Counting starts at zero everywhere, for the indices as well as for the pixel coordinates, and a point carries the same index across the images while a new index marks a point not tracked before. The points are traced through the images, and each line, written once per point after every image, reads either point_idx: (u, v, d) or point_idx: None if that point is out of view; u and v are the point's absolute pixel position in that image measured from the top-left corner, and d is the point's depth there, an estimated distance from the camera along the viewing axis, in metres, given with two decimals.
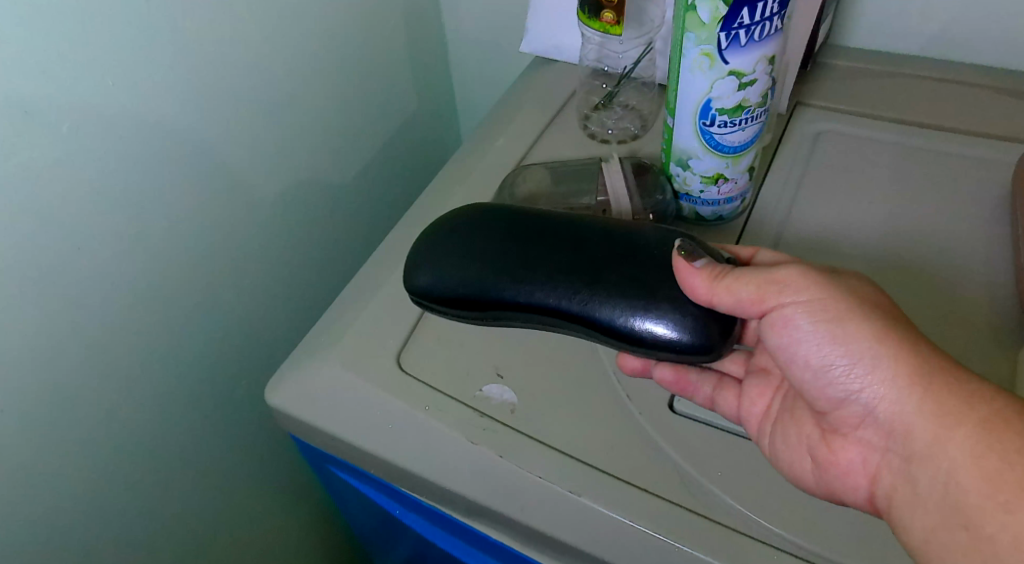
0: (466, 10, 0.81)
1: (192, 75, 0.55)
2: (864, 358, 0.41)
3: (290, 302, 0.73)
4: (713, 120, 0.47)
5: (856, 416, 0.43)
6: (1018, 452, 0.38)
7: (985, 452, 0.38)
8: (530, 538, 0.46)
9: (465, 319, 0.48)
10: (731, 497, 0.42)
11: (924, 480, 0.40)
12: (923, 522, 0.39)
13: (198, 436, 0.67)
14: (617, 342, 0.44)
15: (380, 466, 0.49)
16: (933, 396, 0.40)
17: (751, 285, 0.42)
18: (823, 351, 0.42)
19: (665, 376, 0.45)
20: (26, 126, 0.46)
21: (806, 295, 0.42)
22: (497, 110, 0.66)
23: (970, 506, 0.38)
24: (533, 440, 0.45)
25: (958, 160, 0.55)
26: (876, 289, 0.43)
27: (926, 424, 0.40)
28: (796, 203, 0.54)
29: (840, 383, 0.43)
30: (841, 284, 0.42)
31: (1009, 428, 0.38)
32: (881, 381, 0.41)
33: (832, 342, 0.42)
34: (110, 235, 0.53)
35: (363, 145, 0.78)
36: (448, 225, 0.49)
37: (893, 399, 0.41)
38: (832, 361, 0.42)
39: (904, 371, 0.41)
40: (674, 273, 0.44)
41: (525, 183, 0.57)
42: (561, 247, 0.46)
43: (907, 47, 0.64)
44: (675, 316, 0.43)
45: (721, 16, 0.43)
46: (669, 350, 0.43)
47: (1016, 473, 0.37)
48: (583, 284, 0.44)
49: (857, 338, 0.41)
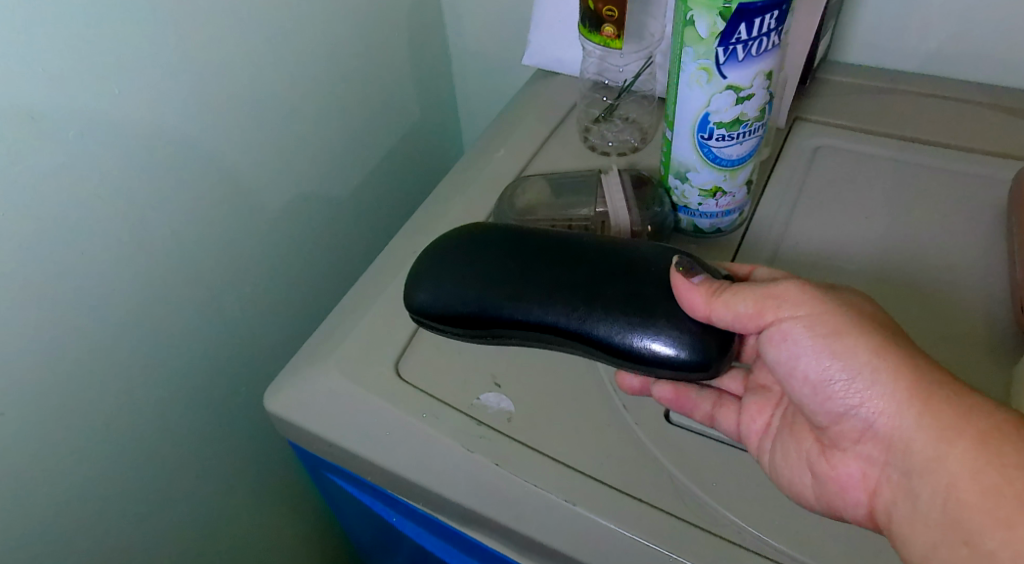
0: (470, 22, 0.82)
1: (196, 84, 0.56)
2: (863, 373, 0.41)
3: (291, 308, 0.73)
4: (711, 134, 0.48)
5: (855, 431, 0.43)
6: (1017, 467, 0.37)
7: (983, 466, 0.38)
8: (522, 546, 0.46)
9: (461, 337, 0.48)
10: (726, 507, 0.42)
11: (924, 494, 0.40)
12: (924, 538, 0.39)
13: (198, 442, 0.67)
14: (616, 360, 0.44)
15: (375, 473, 0.49)
16: (931, 411, 0.40)
17: (749, 300, 0.43)
18: (821, 365, 0.43)
19: (665, 394, 0.45)
20: (33, 132, 0.47)
21: (804, 310, 0.43)
22: (498, 122, 0.66)
23: (970, 521, 0.38)
24: (527, 449, 0.45)
25: (955, 176, 0.56)
26: (872, 303, 0.43)
27: (925, 439, 0.40)
28: (794, 216, 0.54)
29: (839, 398, 0.43)
30: (837, 298, 0.43)
31: (1008, 443, 0.38)
32: (879, 395, 0.41)
33: (830, 357, 0.42)
34: (112, 240, 0.54)
35: (366, 155, 0.78)
36: (445, 243, 0.49)
37: (892, 414, 0.41)
38: (831, 376, 0.42)
39: (903, 385, 0.41)
40: (671, 290, 0.44)
41: (524, 194, 0.57)
42: (559, 264, 0.46)
43: (905, 64, 0.65)
44: (672, 333, 0.43)
45: (718, 31, 0.43)
46: (666, 367, 0.43)
47: (1016, 488, 0.37)
48: (581, 302, 0.45)
49: (856, 353, 0.41)
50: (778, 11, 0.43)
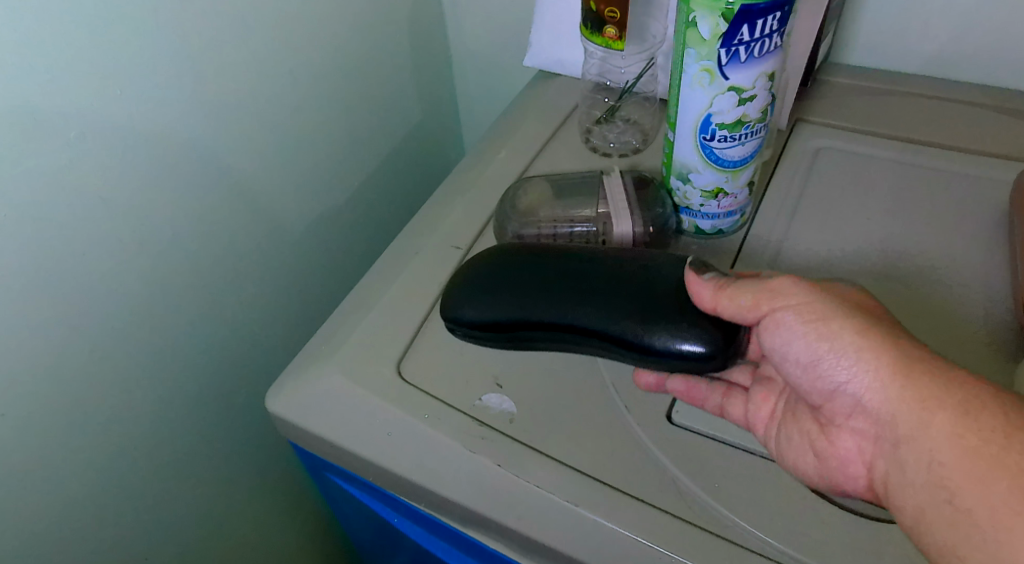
0: (471, 24, 0.82)
1: (197, 84, 0.56)
2: (848, 349, 0.42)
3: (292, 309, 0.73)
4: (713, 135, 0.48)
5: (846, 407, 0.43)
6: (996, 429, 0.38)
7: (965, 431, 0.38)
8: (524, 547, 0.46)
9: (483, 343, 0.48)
10: (727, 507, 0.42)
11: (911, 463, 0.40)
12: (916, 502, 0.39)
13: (199, 443, 0.67)
14: (633, 357, 0.45)
15: (377, 474, 0.49)
16: (913, 380, 0.40)
17: (749, 295, 0.43)
18: (810, 346, 0.43)
19: (677, 387, 0.46)
20: (34, 132, 0.47)
21: (796, 297, 0.43)
22: (500, 123, 0.66)
23: (954, 484, 0.38)
24: (530, 449, 0.45)
25: (956, 177, 0.56)
26: (859, 292, 0.44)
27: (908, 408, 0.40)
28: (795, 217, 0.54)
29: (828, 376, 0.43)
30: (824, 285, 0.44)
31: (987, 409, 0.38)
32: (864, 369, 0.41)
33: (816, 337, 0.43)
34: (114, 240, 0.54)
35: (367, 156, 0.78)
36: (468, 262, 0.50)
37: (877, 387, 0.41)
38: (819, 355, 0.43)
39: (886, 360, 0.41)
40: (683, 286, 0.45)
41: (526, 195, 0.56)
42: (574, 269, 0.47)
43: (907, 65, 0.65)
44: (684, 328, 0.44)
45: (720, 32, 0.43)
46: (681, 359, 0.43)
47: (997, 449, 0.37)
48: (597, 301, 0.45)
49: (840, 331, 0.42)
50: (781, 12, 0.43)
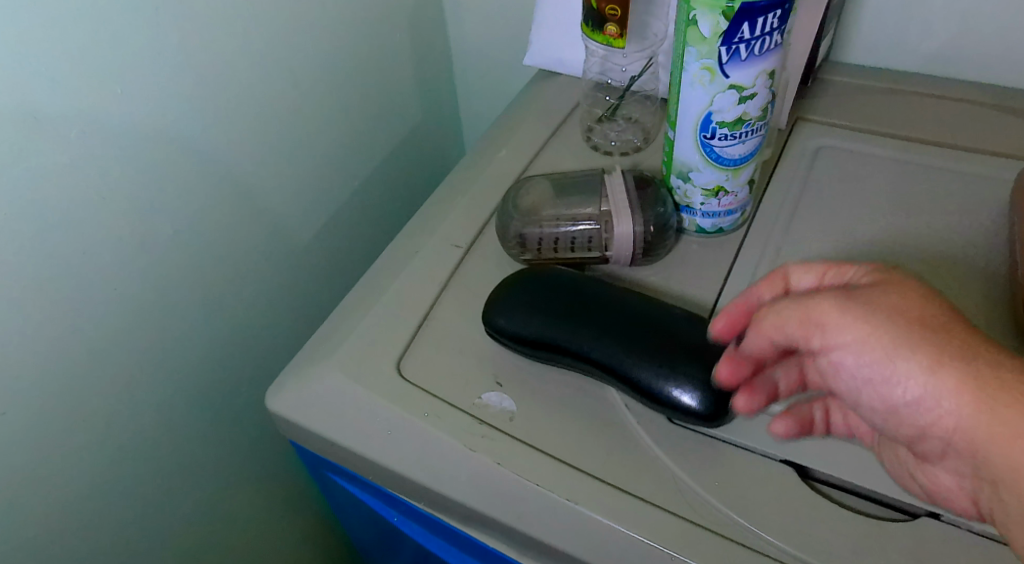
0: (471, 23, 0.82)
1: (198, 83, 0.56)
2: (927, 393, 0.37)
3: (292, 308, 0.73)
4: (713, 133, 0.48)
5: (934, 449, 0.38)
6: None
7: None
8: (524, 546, 0.46)
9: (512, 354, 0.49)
10: (727, 505, 0.42)
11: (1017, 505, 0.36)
12: None
13: (200, 442, 0.67)
14: (650, 400, 0.45)
15: (378, 473, 0.49)
16: (1000, 423, 0.35)
17: (794, 320, 0.40)
18: (886, 391, 0.38)
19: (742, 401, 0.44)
20: (34, 132, 0.47)
21: (851, 333, 0.38)
22: (500, 122, 0.66)
23: None
24: (530, 448, 0.45)
25: (957, 175, 0.56)
26: (917, 295, 0.39)
27: (999, 453, 0.35)
28: (795, 215, 0.54)
29: (909, 420, 0.38)
30: (874, 305, 0.38)
31: None
32: (949, 412, 0.36)
33: (887, 380, 0.38)
34: (114, 239, 0.54)
35: (368, 155, 0.78)
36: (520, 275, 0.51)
37: (959, 429, 0.36)
38: (898, 399, 0.38)
39: (968, 400, 0.36)
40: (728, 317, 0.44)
41: (527, 194, 0.55)
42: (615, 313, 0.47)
43: (906, 63, 0.65)
44: (706, 384, 0.44)
45: (721, 30, 0.43)
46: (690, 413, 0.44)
47: None
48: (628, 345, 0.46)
49: (912, 374, 0.37)
50: (781, 10, 0.43)
